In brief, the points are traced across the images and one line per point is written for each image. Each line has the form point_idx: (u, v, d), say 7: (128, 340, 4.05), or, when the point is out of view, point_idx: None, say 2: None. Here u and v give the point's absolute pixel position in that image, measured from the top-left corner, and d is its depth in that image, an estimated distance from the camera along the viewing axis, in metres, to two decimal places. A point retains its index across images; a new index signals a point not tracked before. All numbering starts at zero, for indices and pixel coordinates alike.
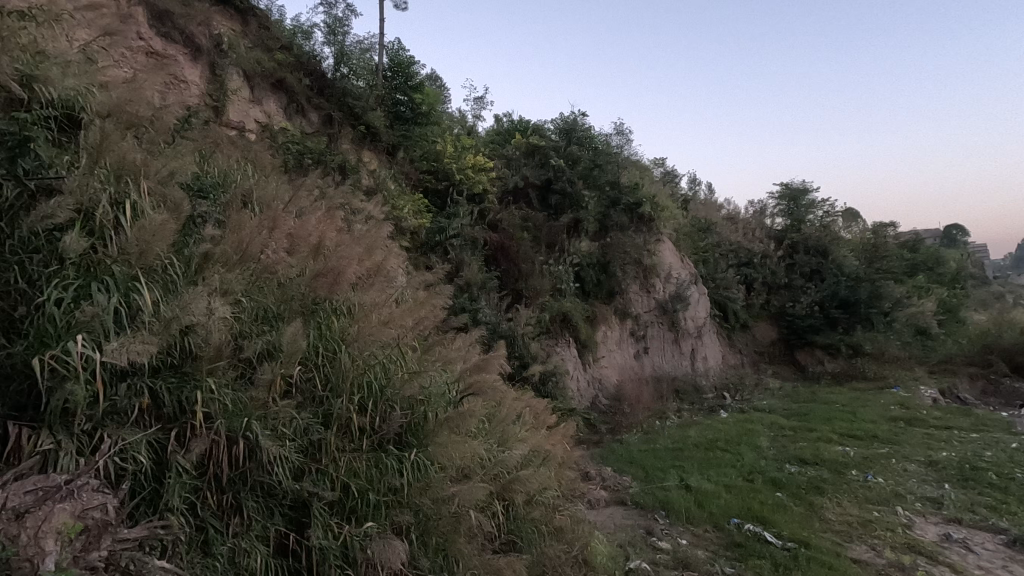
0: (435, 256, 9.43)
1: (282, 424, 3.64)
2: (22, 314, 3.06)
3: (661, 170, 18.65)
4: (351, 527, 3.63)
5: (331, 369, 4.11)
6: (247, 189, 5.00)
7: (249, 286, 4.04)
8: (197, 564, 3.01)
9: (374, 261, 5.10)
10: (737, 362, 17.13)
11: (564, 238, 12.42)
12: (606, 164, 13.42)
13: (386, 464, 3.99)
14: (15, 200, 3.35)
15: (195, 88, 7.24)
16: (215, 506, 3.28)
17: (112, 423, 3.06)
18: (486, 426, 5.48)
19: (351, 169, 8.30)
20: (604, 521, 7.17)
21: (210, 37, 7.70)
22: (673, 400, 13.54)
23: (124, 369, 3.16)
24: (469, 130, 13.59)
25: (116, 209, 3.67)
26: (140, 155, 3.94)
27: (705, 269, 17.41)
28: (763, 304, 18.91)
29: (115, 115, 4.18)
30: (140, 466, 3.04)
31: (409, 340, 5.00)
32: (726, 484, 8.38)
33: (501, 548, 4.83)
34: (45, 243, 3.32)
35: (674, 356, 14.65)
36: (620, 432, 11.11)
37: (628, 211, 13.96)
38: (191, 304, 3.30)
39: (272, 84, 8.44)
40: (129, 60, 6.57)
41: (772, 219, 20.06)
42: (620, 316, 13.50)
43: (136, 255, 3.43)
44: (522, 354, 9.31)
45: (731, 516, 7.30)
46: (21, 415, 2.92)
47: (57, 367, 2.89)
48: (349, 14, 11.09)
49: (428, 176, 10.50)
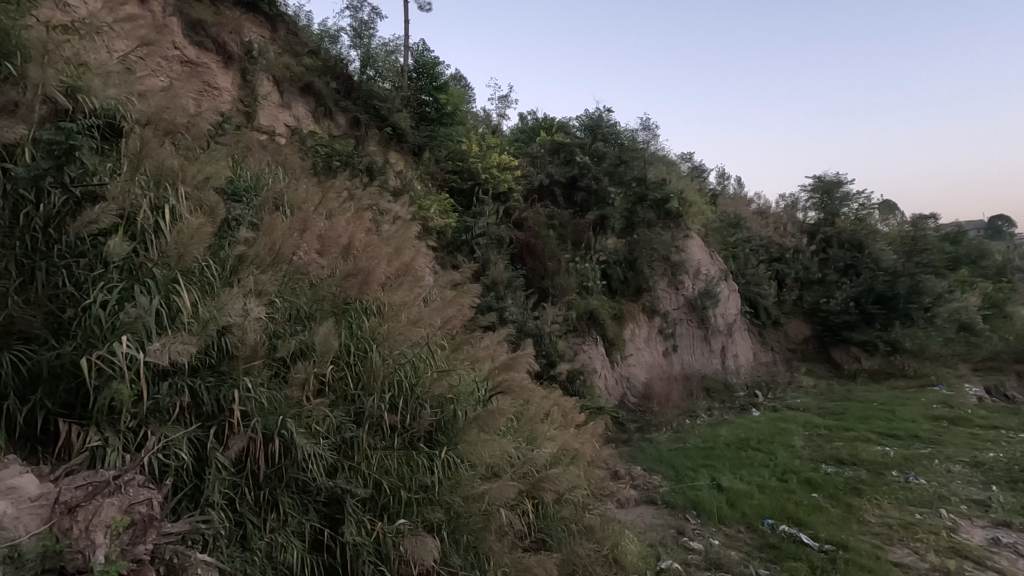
0: (461, 255, 9.47)
1: (316, 422, 3.71)
2: (70, 316, 3.20)
3: (688, 165, 18.40)
4: (383, 523, 3.68)
5: (362, 368, 4.17)
6: (278, 192, 5.11)
7: (283, 287, 4.13)
8: (237, 558, 3.10)
9: (403, 261, 5.14)
10: (769, 360, 16.76)
11: (590, 236, 12.39)
12: (633, 160, 13.29)
13: (417, 462, 4.03)
14: (62, 207, 3.49)
15: (227, 94, 7.42)
16: (252, 502, 3.37)
17: (156, 421, 3.16)
18: (515, 424, 5.49)
19: (378, 170, 8.42)
20: (634, 520, 7.11)
21: (241, 44, 7.88)
22: (703, 398, 13.35)
23: (165, 369, 3.26)
24: (494, 129, 13.62)
25: (156, 214, 3.79)
26: (177, 161, 4.07)
27: (735, 264, 17.08)
28: (796, 300, 18.46)
29: (153, 123, 4.33)
30: (182, 462, 3.14)
31: (438, 339, 5.04)
32: (759, 484, 8.23)
33: (531, 546, 4.85)
34: (90, 248, 3.45)
35: (703, 354, 14.41)
36: (649, 431, 10.99)
37: (655, 207, 13.80)
38: (227, 304, 3.39)
39: (300, 88, 8.60)
40: (166, 69, 6.77)
41: (804, 213, 19.57)
42: (647, 314, 13.38)
43: (175, 258, 3.54)
44: (549, 352, 9.31)
45: (765, 517, 7.18)
46: (71, 412, 3.05)
47: (103, 367, 3.00)
48: (374, 16, 11.25)
49: (454, 176, 10.56)
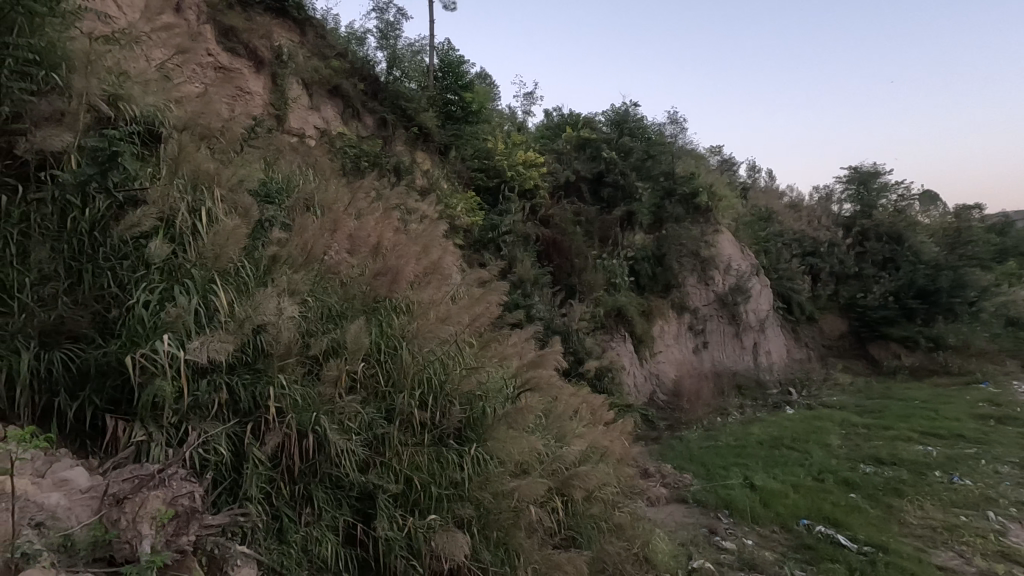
0: (488, 253, 9.48)
1: (348, 419, 3.78)
2: (115, 316, 3.33)
3: (717, 159, 18.06)
4: (414, 519, 3.74)
5: (392, 366, 4.23)
6: (309, 193, 5.20)
7: (315, 286, 4.21)
8: (274, 550, 3.18)
9: (430, 260, 5.16)
10: (803, 357, 16.33)
11: (617, 232, 12.29)
12: (660, 154, 13.08)
13: (446, 458, 4.07)
14: (106, 211, 3.63)
15: (258, 98, 7.59)
16: (288, 497, 3.45)
17: (196, 417, 3.26)
18: (543, 422, 5.48)
19: (405, 170, 8.51)
20: (664, 518, 7.03)
21: (271, 49, 8.04)
22: (734, 396, 13.11)
23: (204, 366, 3.36)
24: (519, 126, 13.60)
25: (193, 216, 3.91)
26: (213, 165, 4.18)
27: (767, 259, 16.67)
28: (831, 295, 17.97)
29: (190, 128, 4.47)
30: (221, 457, 3.23)
31: (467, 337, 5.05)
32: (794, 483, 8.04)
33: (561, 543, 4.86)
34: (133, 250, 3.58)
35: (735, 350, 14.13)
36: (679, 429, 10.86)
37: (683, 201, 13.60)
38: (262, 304, 3.47)
39: (328, 91, 8.74)
40: (200, 75, 6.96)
41: (840, 205, 19.04)
42: (677, 310, 13.19)
43: (213, 258, 3.64)
44: (577, 349, 9.28)
45: (800, 517, 7.02)
46: (117, 408, 3.17)
47: (147, 365, 3.11)
48: (400, 17, 11.38)
49: (480, 174, 10.60)
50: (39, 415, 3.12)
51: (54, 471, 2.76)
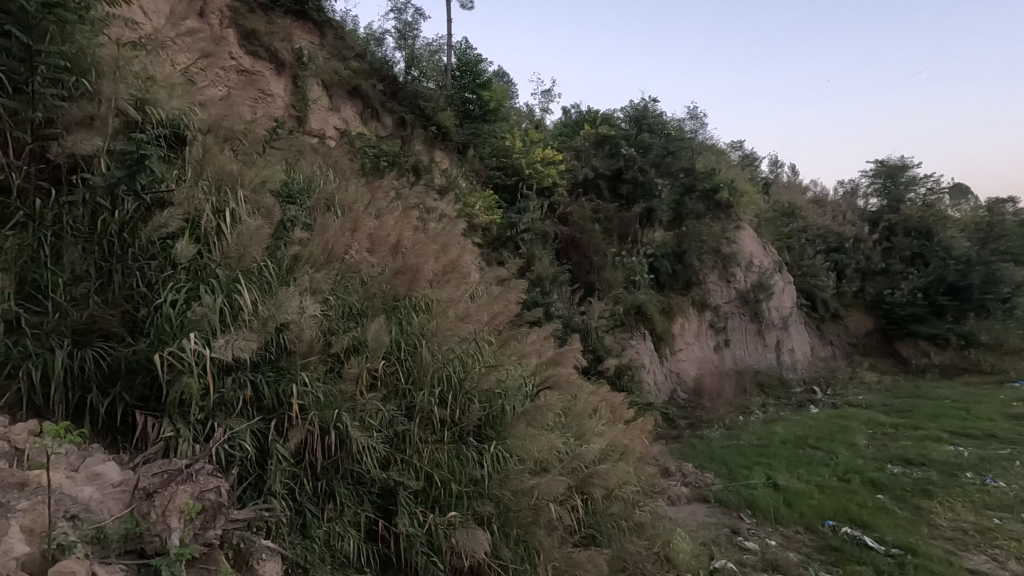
0: (506, 251, 9.48)
1: (370, 416, 3.83)
2: (144, 315, 3.42)
3: (738, 154, 17.80)
4: (435, 515, 3.77)
5: (412, 364, 4.26)
6: (329, 194, 5.26)
7: (336, 285, 4.27)
8: (298, 545, 3.24)
9: (449, 259, 5.16)
10: (828, 355, 15.99)
11: (636, 229, 12.18)
12: (680, 150, 12.94)
13: (466, 456, 4.09)
14: (134, 213, 3.72)
15: (280, 100, 7.70)
16: (311, 492, 3.50)
17: (222, 414, 3.32)
18: (562, 420, 5.46)
19: (424, 169, 8.57)
20: (685, 518, 6.96)
21: (292, 51, 8.14)
22: (757, 395, 12.93)
23: (229, 364, 3.42)
24: (537, 124, 13.57)
25: (217, 217, 3.98)
26: (236, 166, 4.26)
27: (790, 256, 16.36)
28: (857, 291, 17.58)
29: (214, 130, 4.55)
30: (246, 453, 3.30)
31: (486, 336, 5.05)
32: (819, 483, 7.90)
33: (581, 541, 4.85)
34: (161, 250, 3.66)
35: (757, 348, 13.91)
36: (700, 428, 10.75)
37: (704, 198, 13.43)
38: (285, 303, 3.53)
39: (348, 91, 8.83)
40: (223, 79, 7.08)
41: (865, 200, 18.72)
42: (698, 308, 13.02)
43: (237, 258, 3.71)
44: (596, 347, 9.24)
45: (825, 518, 6.90)
46: (147, 405, 3.25)
47: (174, 363, 3.18)
48: (418, 17, 11.44)
49: (498, 172, 10.61)
50: (72, 411, 3.22)
51: (87, 465, 2.85)
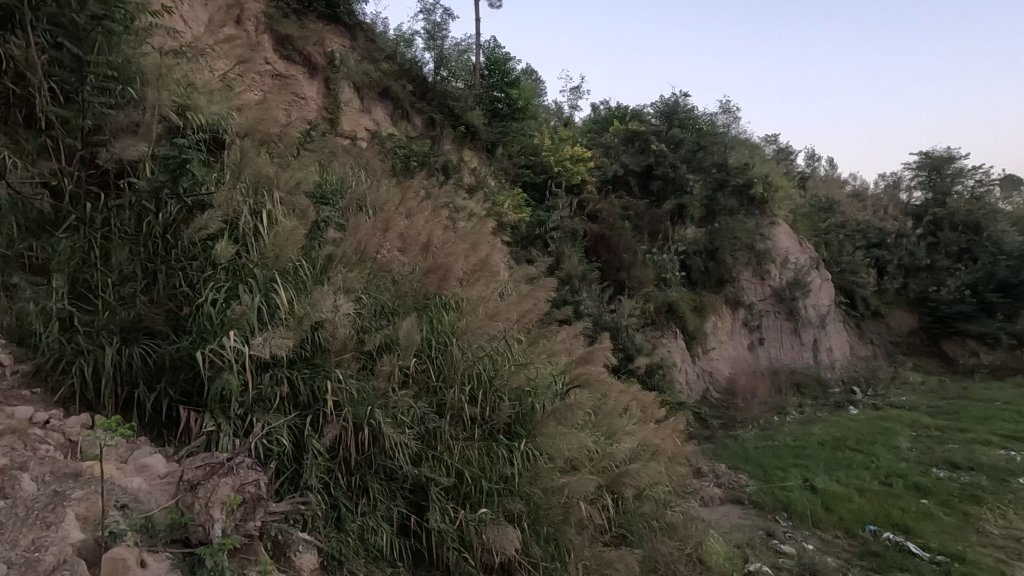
0: (535, 249, 9.47)
1: (401, 413, 3.88)
2: (187, 313, 3.54)
3: (773, 148, 17.36)
4: (466, 511, 3.81)
5: (442, 362, 4.29)
6: (361, 194, 5.35)
7: (368, 284, 4.34)
8: (333, 538, 3.32)
9: (480, 257, 5.16)
10: (869, 354, 15.46)
11: (667, 225, 12.02)
12: (712, 145, 12.71)
13: (497, 453, 4.12)
14: (177, 215, 3.86)
15: (313, 103, 7.85)
16: (345, 487, 3.57)
17: (260, 409, 3.41)
18: (593, 419, 5.44)
19: (453, 169, 8.64)
20: (719, 519, 6.84)
21: (324, 54, 8.30)
22: (793, 395, 12.61)
23: (266, 362, 3.51)
24: (566, 121, 13.49)
25: (255, 218, 4.09)
26: (272, 169, 4.36)
27: (828, 252, 15.86)
28: (899, 289, 16.95)
29: (250, 134, 4.69)
30: (284, 448, 3.38)
31: (515, 333, 5.07)
32: (859, 487, 7.66)
33: (611, 541, 4.83)
34: (202, 251, 3.78)
35: (793, 347, 13.55)
36: (733, 428, 10.55)
37: (737, 193, 13.15)
38: (320, 301, 3.60)
39: (379, 93, 8.97)
40: (259, 83, 7.25)
41: (909, 194, 18.04)
42: (731, 305, 12.76)
43: (273, 258, 3.81)
44: (627, 346, 9.16)
45: (865, 523, 6.70)
46: (190, 400, 3.38)
47: (215, 359, 3.30)
48: (447, 17, 11.52)
49: (527, 170, 10.63)
50: (121, 406, 3.37)
51: (135, 458, 2.98)
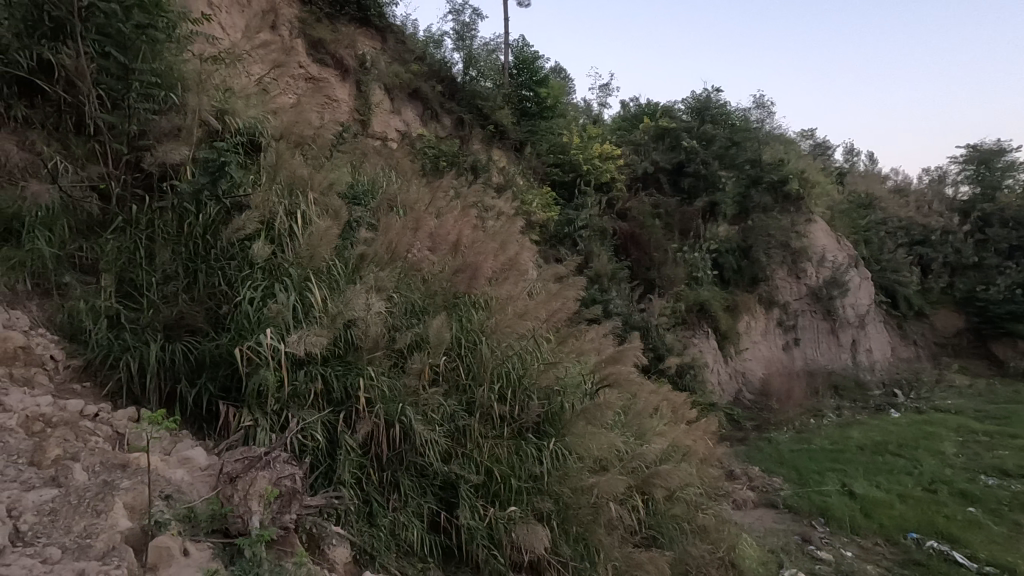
0: (564, 248, 9.41)
1: (432, 410, 3.91)
2: (226, 312, 3.65)
3: (809, 143, 16.86)
4: (495, 509, 3.84)
5: (472, 361, 4.32)
6: (392, 194, 5.41)
7: (399, 283, 4.40)
8: (365, 532, 3.39)
9: (508, 256, 5.15)
10: (911, 356, 14.90)
11: (698, 223, 11.81)
12: (746, 141, 12.49)
13: (526, 452, 4.12)
14: (216, 216, 3.98)
15: (345, 105, 7.99)
16: (377, 482, 3.63)
17: (295, 405, 3.49)
18: (623, 419, 5.39)
19: (482, 168, 8.67)
20: (753, 523, 6.69)
21: (356, 57, 8.41)
22: (830, 397, 12.26)
23: (301, 359, 3.59)
24: (594, 119, 13.37)
25: (290, 219, 4.19)
26: (306, 170, 4.45)
27: (868, 250, 15.31)
28: (944, 288, 16.28)
29: (285, 137, 4.80)
30: (318, 443, 3.45)
31: (544, 332, 5.06)
32: (901, 493, 7.40)
33: (642, 542, 4.78)
34: (239, 251, 3.88)
35: (830, 348, 13.16)
36: (767, 431, 10.30)
37: (772, 190, 12.82)
38: (352, 300, 3.65)
39: (409, 94, 9.07)
40: (293, 87, 7.39)
41: (955, 187, 17.63)
42: (765, 305, 12.47)
43: (308, 258, 3.89)
44: (657, 346, 9.05)
45: (908, 530, 6.50)
46: (228, 395, 3.48)
47: (252, 356, 3.39)
48: (475, 17, 11.57)
49: (556, 169, 10.59)
50: (164, 400, 3.49)
51: (178, 451, 3.09)
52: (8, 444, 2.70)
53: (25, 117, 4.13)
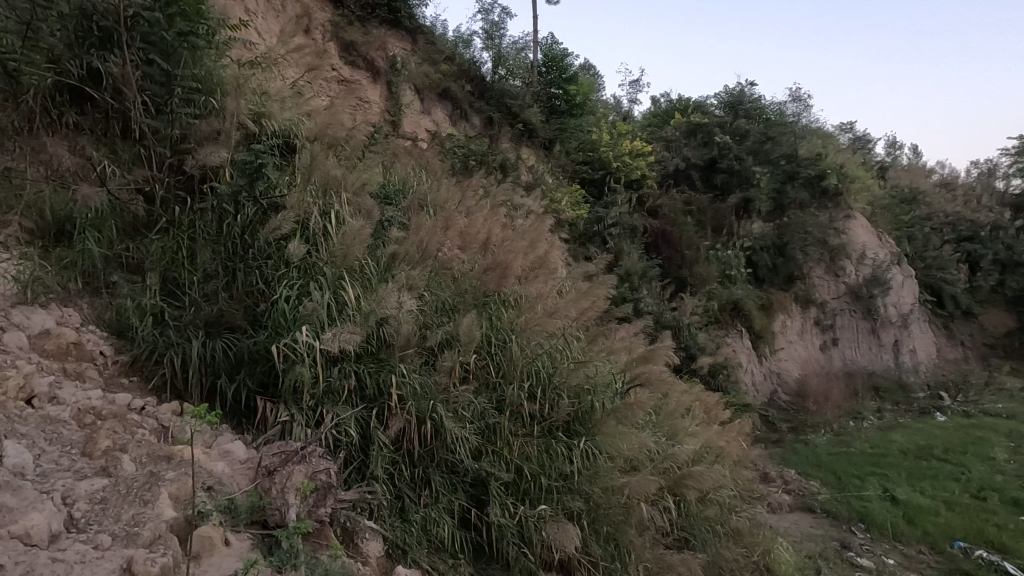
0: (594, 246, 9.34)
1: (463, 408, 3.94)
2: (263, 309, 3.75)
3: (848, 137, 16.32)
4: (525, 507, 3.85)
5: (502, 358, 4.33)
6: (422, 194, 5.46)
7: (430, 281, 4.44)
8: (397, 527, 3.44)
9: (538, 254, 5.14)
10: (958, 357, 14.29)
11: (732, 220, 11.57)
12: (781, 136, 12.17)
13: (556, 450, 4.11)
14: (254, 216, 4.09)
15: (376, 106, 8.11)
16: (409, 479, 3.67)
17: (329, 402, 3.56)
18: (654, 419, 5.33)
19: (511, 167, 8.68)
20: (789, 527, 6.53)
21: (387, 59, 8.52)
22: (870, 399, 11.86)
23: (335, 356, 3.65)
24: (625, 116, 13.23)
25: (324, 219, 4.27)
26: (340, 171, 4.53)
27: (911, 246, 14.74)
28: (994, 286, 15.55)
29: (319, 138, 4.89)
30: (351, 439, 3.51)
31: (575, 331, 5.04)
32: (946, 499, 7.12)
33: (674, 544, 4.72)
34: (275, 250, 3.98)
35: (871, 349, 12.72)
36: (804, 433, 10.03)
37: (808, 185, 12.46)
38: (384, 299, 3.70)
39: (438, 94, 9.14)
40: (327, 89, 7.53)
41: (1007, 181, 16.83)
42: (802, 304, 12.13)
43: (342, 257, 3.97)
44: (689, 345, 8.91)
45: (954, 538, 6.28)
46: (266, 391, 3.58)
47: (288, 353, 3.48)
48: (504, 16, 11.57)
49: (585, 166, 10.53)
50: (206, 395, 3.61)
51: (219, 443, 3.19)
52: (62, 435, 2.83)
53: (76, 124, 4.33)
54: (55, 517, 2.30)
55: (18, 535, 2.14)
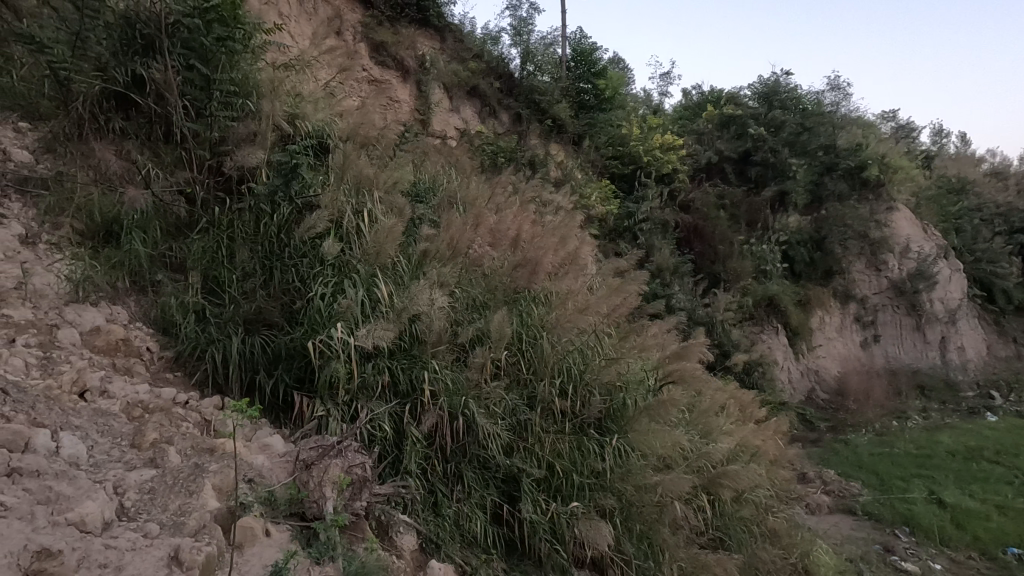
0: (624, 242, 9.25)
1: (494, 404, 3.96)
2: (299, 307, 3.84)
3: (891, 125, 15.65)
4: (557, 504, 3.85)
5: (533, 355, 4.32)
6: (452, 191, 5.48)
7: (461, 278, 4.46)
8: (430, 521, 3.48)
9: (568, 251, 5.12)
10: (1010, 355, 13.62)
11: (767, 214, 11.29)
12: (819, 126, 11.78)
13: (588, 447, 4.09)
14: (289, 215, 4.18)
15: (406, 105, 8.19)
16: (441, 474, 3.70)
17: (364, 397, 3.62)
18: (687, 417, 5.24)
19: (540, 163, 8.67)
20: (829, 529, 6.34)
21: (416, 58, 8.59)
22: (915, 398, 11.41)
23: (369, 352, 3.71)
24: (655, 109, 13.00)
25: (357, 217, 4.33)
26: (371, 170, 4.59)
27: (959, 239, 14.11)
28: None
29: (352, 138, 4.97)
30: (385, 434, 3.56)
31: (606, 327, 4.98)
32: (999, 504, 6.82)
33: (708, 544, 4.64)
34: (310, 249, 4.07)
35: (915, 346, 12.24)
36: (844, 432, 9.73)
37: (848, 176, 12.03)
38: (417, 295, 3.74)
39: (467, 92, 9.16)
40: (357, 89, 7.66)
41: None
42: (841, 299, 11.76)
43: (374, 254, 4.03)
44: (722, 342, 8.74)
45: (1007, 545, 6.04)
46: (302, 386, 3.66)
47: (324, 349, 3.55)
48: (532, 12, 11.52)
49: (615, 161, 10.38)
50: (246, 389, 3.72)
51: (258, 437, 3.27)
52: (112, 426, 2.95)
53: (121, 129, 4.48)
54: (108, 505, 2.40)
55: (74, 522, 2.25)
